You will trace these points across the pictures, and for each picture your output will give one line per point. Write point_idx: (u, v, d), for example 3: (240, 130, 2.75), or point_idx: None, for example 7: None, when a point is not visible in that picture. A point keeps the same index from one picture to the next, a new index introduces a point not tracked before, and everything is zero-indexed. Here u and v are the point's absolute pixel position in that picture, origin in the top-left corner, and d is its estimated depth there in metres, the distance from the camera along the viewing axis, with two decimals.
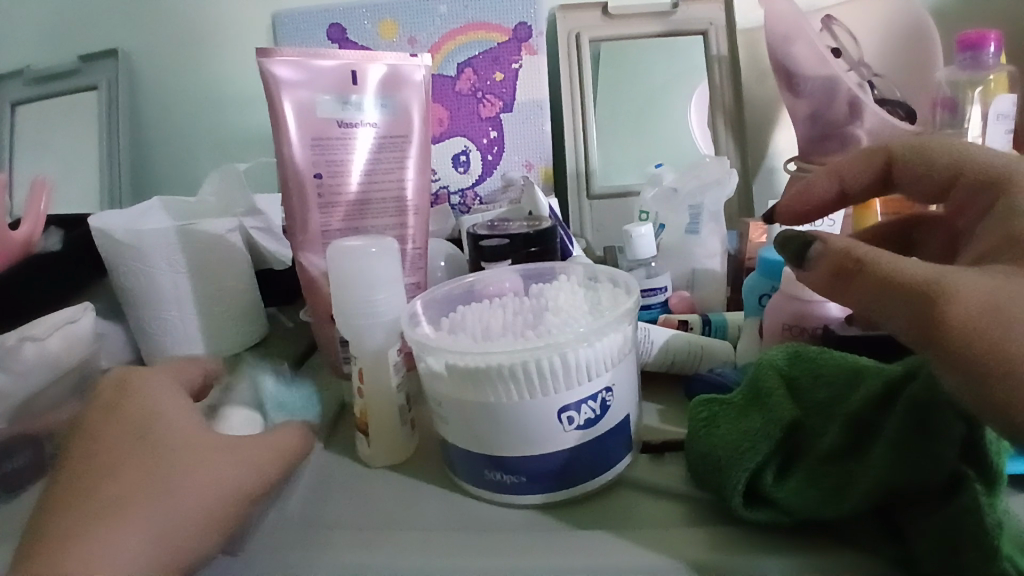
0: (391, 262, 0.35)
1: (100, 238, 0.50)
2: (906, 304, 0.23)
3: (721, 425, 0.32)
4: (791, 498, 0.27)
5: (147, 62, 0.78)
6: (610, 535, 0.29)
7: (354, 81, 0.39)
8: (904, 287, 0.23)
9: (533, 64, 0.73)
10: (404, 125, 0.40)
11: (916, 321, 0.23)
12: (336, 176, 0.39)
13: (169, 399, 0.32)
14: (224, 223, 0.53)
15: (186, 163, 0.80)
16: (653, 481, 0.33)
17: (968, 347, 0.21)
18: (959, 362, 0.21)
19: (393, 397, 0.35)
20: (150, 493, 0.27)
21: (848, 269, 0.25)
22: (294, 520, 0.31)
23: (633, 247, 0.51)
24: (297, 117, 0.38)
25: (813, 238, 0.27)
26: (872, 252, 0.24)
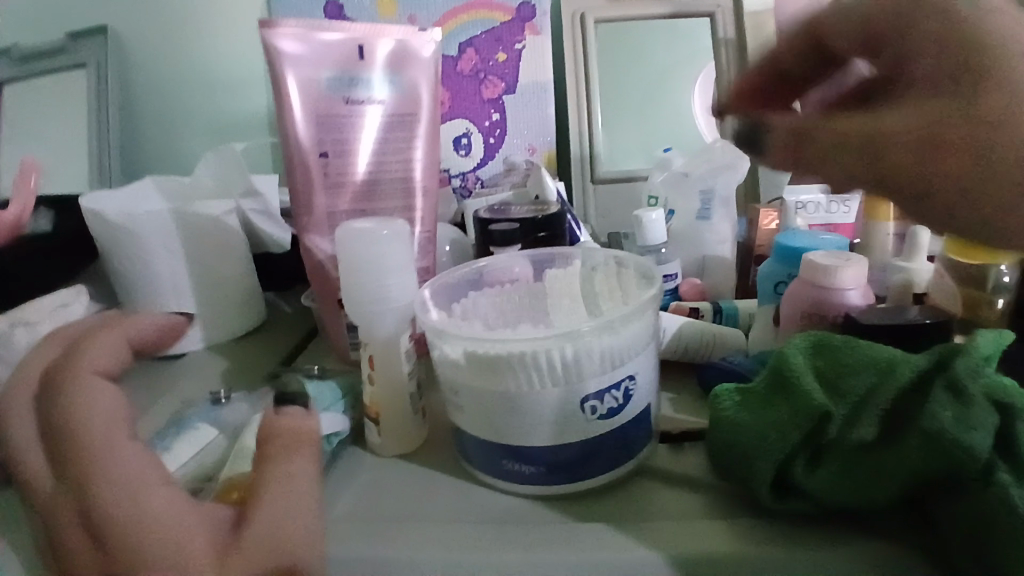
0: (402, 245, 0.34)
1: (92, 220, 0.48)
2: (852, 158, 0.24)
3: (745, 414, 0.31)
4: (821, 490, 0.27)
5: (136, 39, 0.75)
6: (635, 528, 0.28)
7: (361, 56, 0.37)
8: (845, 147, 0.24)
9: (536, 45, 0.71)
10: (412, 103, 0.39)
11: (865, 169, 0.24)
12: (342, 155, 0.37)
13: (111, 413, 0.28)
14: (220, 206, 0.52)
15: (178, 144, 0.78)
16: (674, 471, 0.32)
17: (905, 172, 0.24)
18: (901, 183, 0.24)
19: (404, 385, 0.34)
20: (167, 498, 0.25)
21: (794, 143, 0.26)
22: None
23: (644, 233, 0.50)
24: (302, 93, 0.36)
25: (759, 125, 0.27)
26: (810, 125, 0.26)
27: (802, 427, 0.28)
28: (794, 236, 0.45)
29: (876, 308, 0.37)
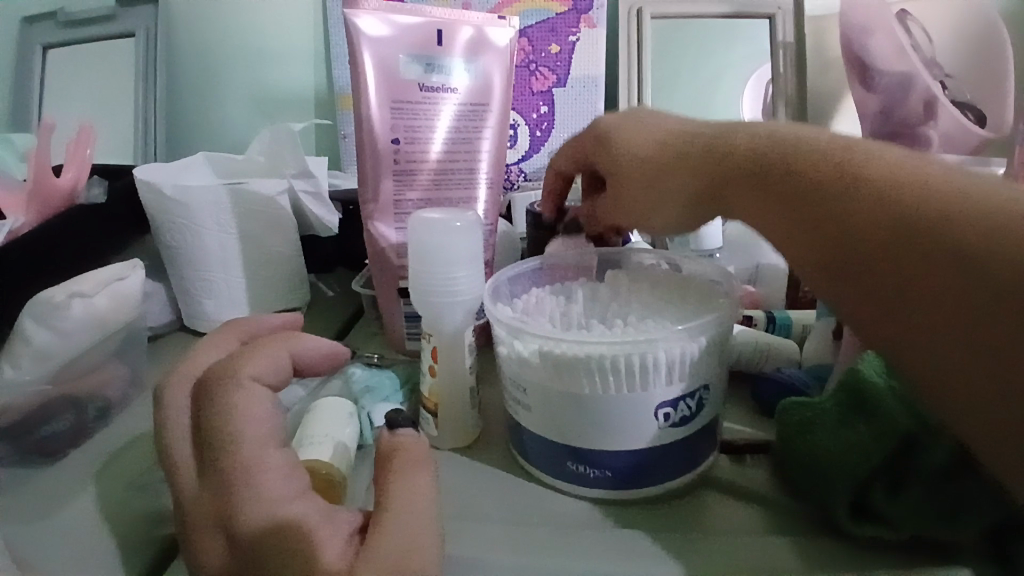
0: (473, 238, 0.33)
1: (145, 191, 0.47)
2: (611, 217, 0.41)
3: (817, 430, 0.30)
4: (904, 513, 0.26)
5: (186, 11, 0.75)
6: (705, 540, 0.28)
7: (439, 41, 0.36)
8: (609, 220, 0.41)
9: (591, 38, 0.70)
10: (484, 92, 0.38)
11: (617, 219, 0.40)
12: (413, 142, 0.37)
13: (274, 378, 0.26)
14: (273, 185, 0.52)
15: (222, 120, 0.78)
16: (737, 483, 0.32)
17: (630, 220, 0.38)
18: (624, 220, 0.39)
19: (466, 379, 0.34)
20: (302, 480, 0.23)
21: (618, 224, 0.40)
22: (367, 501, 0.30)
23: (700, 237, 0.49)
24: (377, 76, 0.36)
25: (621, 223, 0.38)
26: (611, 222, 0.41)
27: (884, 449, 0.27)
28: None
29: None
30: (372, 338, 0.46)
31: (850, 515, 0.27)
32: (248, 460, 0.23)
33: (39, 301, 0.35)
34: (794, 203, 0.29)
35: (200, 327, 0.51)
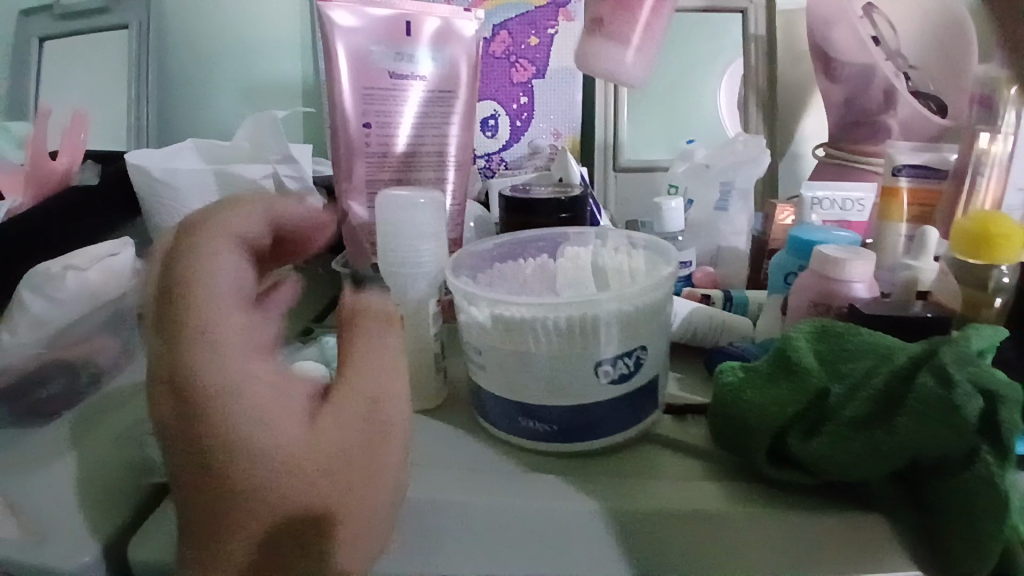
0: (434, 215, 0.36)
1: (136, 175, 0.50)
2: None
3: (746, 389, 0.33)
4: (812, 459, 0.29)
5: (177, 3, 0.77)
6: (639, 487, 0.31)
7: (407, 32, 0.39)
8: None
9: (568, 31, 0.72)
10: (451, 81, 0.40)
11: None
12: (384, 126, 0.39)
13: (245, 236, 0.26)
14: (258, 169, 0.54)
15: (212, 109, 0.80)
16: (677, 439, 0.35)
17: None
18: None
19: (430, 346, 0.37)
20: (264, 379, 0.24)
21: None
22: None
23: (662, 220, 0.52)
24: (349, 63, 0.38)
25: None
26: None
27: (804, 399, 0.30)
28: (808, 230, 0.46)
29: (881, 301, 0.39)
30: None
31: (767, 460, 0.31)
32: (209, 340, 0.23)
33: (36, 272, 0.38)
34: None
35: None
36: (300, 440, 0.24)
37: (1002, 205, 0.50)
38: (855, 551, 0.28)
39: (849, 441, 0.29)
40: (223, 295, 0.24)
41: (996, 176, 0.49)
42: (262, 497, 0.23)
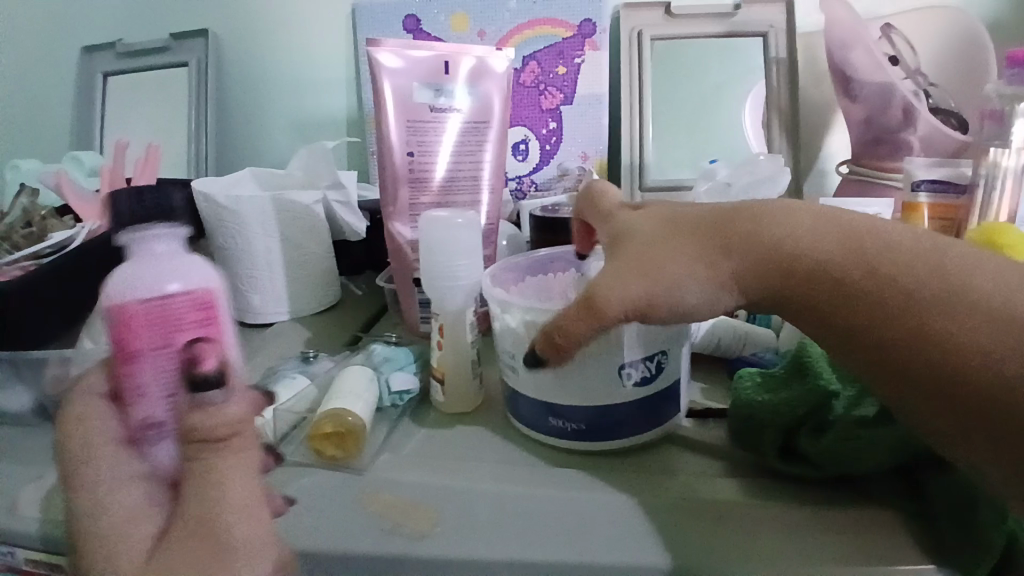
0: (472, 235, 0.40)
1: (202, 202, 0.55)
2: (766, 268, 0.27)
3: (761, 390, 0.35)
4: (820, 454, 0.31)
5: (234, 44, 0.84)
6: (659, 482, 0.33)
7: (446, 70, 0.43)
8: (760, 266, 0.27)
9: (595, 59, 0.76)
10: (483, 112, 0.44)
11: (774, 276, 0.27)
12: (425, 156, 0.43)
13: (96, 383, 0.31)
14: (309, 196, 0.59)
15: (264, 139, 0.86)
16: (697, 438, 0.37)
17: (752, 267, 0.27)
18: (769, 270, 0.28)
19: (466, 352, 0.40)
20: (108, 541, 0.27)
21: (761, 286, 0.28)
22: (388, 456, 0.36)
23: None
24: (395, 101, 0.42)
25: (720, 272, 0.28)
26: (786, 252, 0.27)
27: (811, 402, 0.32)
28: None
29: None
30: (395, 325, 0.52)
31: (777, 456, 0.33)
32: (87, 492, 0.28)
33: None
34: (883, 324, 0.26)
35: (245, 318, 0.59)
36: None
37: None
38: (864, 542, 0.29)
39: (851, 437, 0.31)
40: (93, 459, 0.29)
41: (1007, 186, 0.52)
42: None
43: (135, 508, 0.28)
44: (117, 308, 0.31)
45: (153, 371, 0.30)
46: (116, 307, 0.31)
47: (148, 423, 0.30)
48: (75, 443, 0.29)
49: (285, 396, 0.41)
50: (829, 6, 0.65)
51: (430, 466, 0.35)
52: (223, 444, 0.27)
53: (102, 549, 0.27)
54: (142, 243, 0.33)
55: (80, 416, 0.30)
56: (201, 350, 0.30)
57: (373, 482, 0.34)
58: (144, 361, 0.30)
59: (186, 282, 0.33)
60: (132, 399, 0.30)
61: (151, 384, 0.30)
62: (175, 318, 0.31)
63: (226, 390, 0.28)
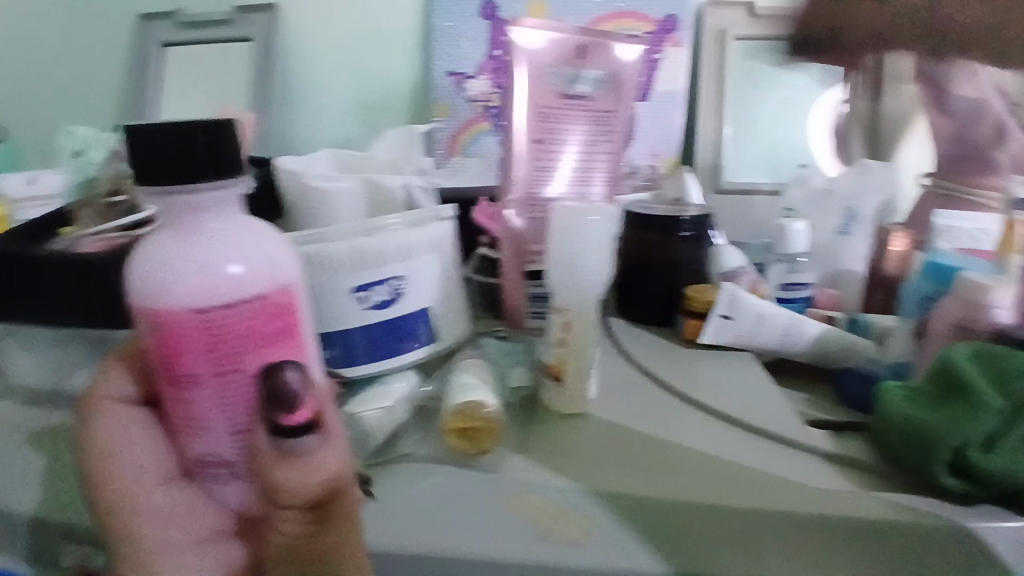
0: (608, 229, 0.39)
1: (288, 179, 0.53)
2: None
3: (903, 403, 0.35)
4: (999, 469, 0.31)
5: (298, 20, 0.81)
6: (820, 492, 0.33)
7: (581, 54, 0.40)
8: None
9: (677, 57, 0.74)
10: (615, 103, 0.42)
11: None
12: (550, 145, 0.41)
13: (135, 438, 0.31)
14: (396, 179, 0.56)
15: (321, 119, 0.84)
16: (837, 451, 0.37)
17: None
18: None
19: (591, 351, 0.39)
20: None
21: None
22: (528, 464, 0.34)
23: (786, 242, 0.53)
24: (529, 87, 0.40)
25: None
26: None
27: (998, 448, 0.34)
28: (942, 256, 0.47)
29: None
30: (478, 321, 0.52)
31: (944, 472, 0.33)
32: (146, 554, 0.29)
33: None
34: None
35: None
36: None
37: None
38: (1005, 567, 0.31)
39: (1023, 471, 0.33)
40: (141, 511, 0.29)
41: None
42: None
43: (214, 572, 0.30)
44: (157, 312, 0.28)
45: (207, 400, 0.29)
46: (149, 313, 0.28)
47: (216, 462, 0.30)
48: (106, 505, 0.30)
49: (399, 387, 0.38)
50: None
51: (552, 470, 0.34)
52: (310, 511, 0.27)
53: None
54: (192, 213, 0.28)
55: (118, 430, 0.31)
56: (287, 381, 0.27)
57: (508, 484, 0.32)
58: (195, 390, 0.29)
59: (248, 266, 0.29)
60: (187, 432, 0.30)
61: (209, 418, 0.29)
62: (225, 331, 0.28)
63: (320, 437, 0.27)
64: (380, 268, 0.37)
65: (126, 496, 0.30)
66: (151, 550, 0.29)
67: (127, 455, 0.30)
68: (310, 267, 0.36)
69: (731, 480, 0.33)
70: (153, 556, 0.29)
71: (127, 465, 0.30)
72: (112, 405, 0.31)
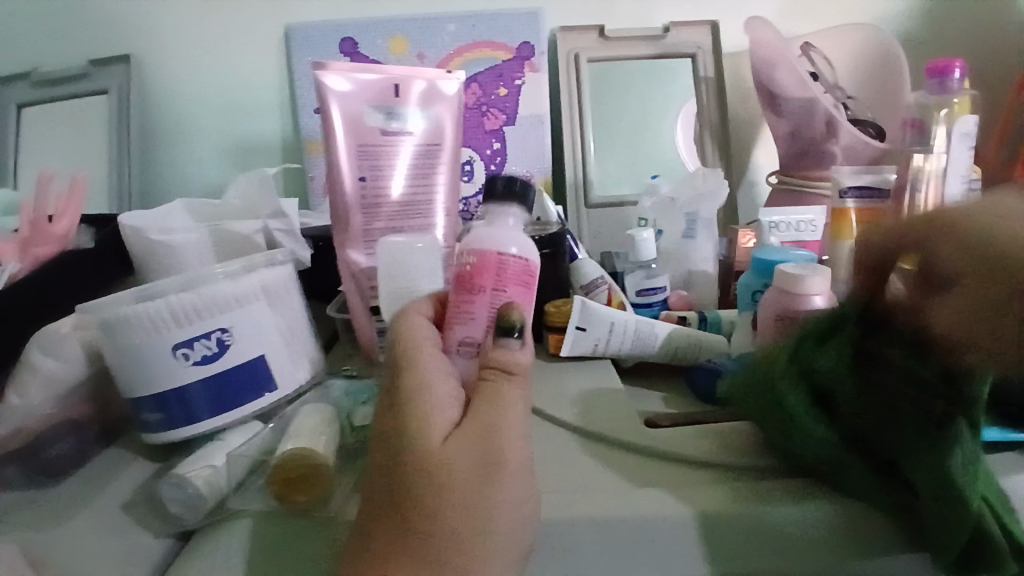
0: (434, 257, 0.40)
1: (130, 235, 0.51)
2: None
3: (760, 366, 0.36)
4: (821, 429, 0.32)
5: (156, 71, 0.80)
6: (644, 490, 0.34)
7: (396, 94, 0.47)
8: None
9: (535, 81, 0.77)
10: (438, 135, 0.48)
11: None
12: (378, 178, 0.46)
13: (422, 328, 0.35)
14: (249, 224, 0.55)
15: (192, 168, 0.82)
16: (669, 448, 0.38)
17: None
18: None
19: None
20: (460, 491, 0.30)
21: None
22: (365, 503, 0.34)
23: (637, 250, 0.57)
24: (346, 126, 0.46)
25: None
26: None
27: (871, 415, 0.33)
28: (770, 251, 0.50)
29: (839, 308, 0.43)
30: (347, 357, 0.52)
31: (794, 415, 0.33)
32: (423, 414, 0.31)
33: (45, 334, 0.43)
34: None
35: None
36: (444, 472, 0.30)
37: None
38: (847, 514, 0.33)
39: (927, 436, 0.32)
40: (431, 380, 0.32)
41: (933, 186, 0.57)
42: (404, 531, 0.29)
43: (444, 418, 0.31)
44: (477, 251, 0.35)
45: (484, 307, 0.34)
46: (472, 250, 0.35)
47: (471, 345, 0.35)
48: (408, 390, 0.32)
49: (237, 442, 0.39)
50: (756, 26, 0.67)
51: None
52: (505, 377, 0.32)
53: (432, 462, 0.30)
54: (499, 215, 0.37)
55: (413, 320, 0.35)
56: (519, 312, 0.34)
57: (339, 525, 0.33)
58: (484, 295, 0.35)
59: (521, 247, 0.35)
60: (452, 321, 0.35)
61: (477, 315, 0.34)
62: (505, 273, 0.35)
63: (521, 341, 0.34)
64: (201, 320, 0.39)
65: (423, 377, 0.32)
66: (413, 412, 0.31)
67: (424, 337, 0.34)
68: (129, 331, 0.38)
69: (568, 489, 0.35)
70: (418, 411, 0.31)
71: (422, 334, 0.34)
72: (416, 314, 0.36)
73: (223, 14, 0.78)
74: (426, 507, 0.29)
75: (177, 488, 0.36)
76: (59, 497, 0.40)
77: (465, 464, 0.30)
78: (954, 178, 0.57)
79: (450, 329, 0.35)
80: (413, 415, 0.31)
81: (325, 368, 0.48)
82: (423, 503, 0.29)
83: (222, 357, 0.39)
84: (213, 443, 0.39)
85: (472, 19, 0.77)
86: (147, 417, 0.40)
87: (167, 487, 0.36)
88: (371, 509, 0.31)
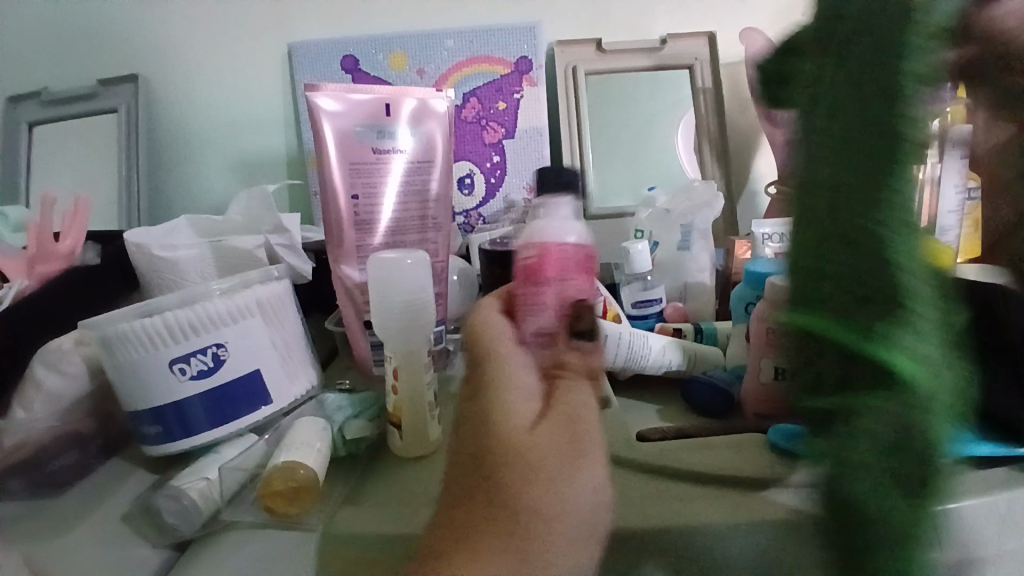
0: (423, 272, 0.41)
1: (134, 253, 0.52)
2: None
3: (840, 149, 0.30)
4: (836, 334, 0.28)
5: (163, 90, 0.81)
6: (633, 503, 0.34)
7: (388, 112, 0.48)
8: None
9: (533, 94, 0.78)
10: (429, 151, 0.49)
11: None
12: (370, 196, 0.48)
13: (496, 320, 0.34)
14: (251, 240, 0.56)
15: (198, 184, 0.84)
16: (658, 463, 0.38)
17: None
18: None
19: (424, 394, 0.41)
20: (556, 476, 0.27)
21: None
22: (357, 514, 0.34)
23: (632, 262, 0.57)
24: (339, 145, 0.47)
25: None
26: None
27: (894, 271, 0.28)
28: (763, 263, 0.51)
29: None
30: (344, 370, 0.52)
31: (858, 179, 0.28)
32: (508, 398, 0.29)
33: (49, 350, 0.44)
34: None
35: None
36: (532, 454, 0.27)
37: (936, 223, 0.57)
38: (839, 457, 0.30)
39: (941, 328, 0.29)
40: (512, 365, 0.31)
41: (927, 195, 0.57)
42: (493, 521, 0.26)
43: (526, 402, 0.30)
44: (545, 247, 0.37)
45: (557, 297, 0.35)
46: (537, 247, 0.37)
47: (545, 335, 0.33)
48: (494, 376, 0.30)
49: (231, 455, 0.40)
50: (750, 37, 0.67)
51: (378, 513, 0.34)
52: (585, 375, 0.32)
53: (521, 442, 0.28)
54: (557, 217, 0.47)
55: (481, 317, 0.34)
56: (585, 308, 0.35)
57: (329, 535, 0.33)
58: (550, 286, 0.35)
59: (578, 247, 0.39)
60: (525, 314, 0.34)
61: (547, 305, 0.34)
62: (567, 264, 0.37)
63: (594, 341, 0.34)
64: (195, 336, 0.40)
65: (502, 363, 0.31)
66: (494, 397, 0.29)
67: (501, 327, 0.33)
68: (126, 346, 0.39)
69: None
70: (502, 394, 0.29)
71: (499, 325, 0.33)
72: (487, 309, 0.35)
73: (227, 32, 0.79)
74: (516, 497, 0.27)
75: (173, 501, 0.36)
76: (62, 510, 0.41)
77: (557, 448, 0.28)
78: (948, 186, 0.58)
79: (524, 320, 0.34)
80: (501, 398, 0.29)
81: (320, 382, 0.48)
82: (517, 494, 0.27)
83: (217, 372, 0.40)
84: (209, 456, 0.40)
85: (470, 34, 0.78)
86: (145, 431, 0.41)
87: (164, 499, 0.37)
88: (453, 504, 0.28)
